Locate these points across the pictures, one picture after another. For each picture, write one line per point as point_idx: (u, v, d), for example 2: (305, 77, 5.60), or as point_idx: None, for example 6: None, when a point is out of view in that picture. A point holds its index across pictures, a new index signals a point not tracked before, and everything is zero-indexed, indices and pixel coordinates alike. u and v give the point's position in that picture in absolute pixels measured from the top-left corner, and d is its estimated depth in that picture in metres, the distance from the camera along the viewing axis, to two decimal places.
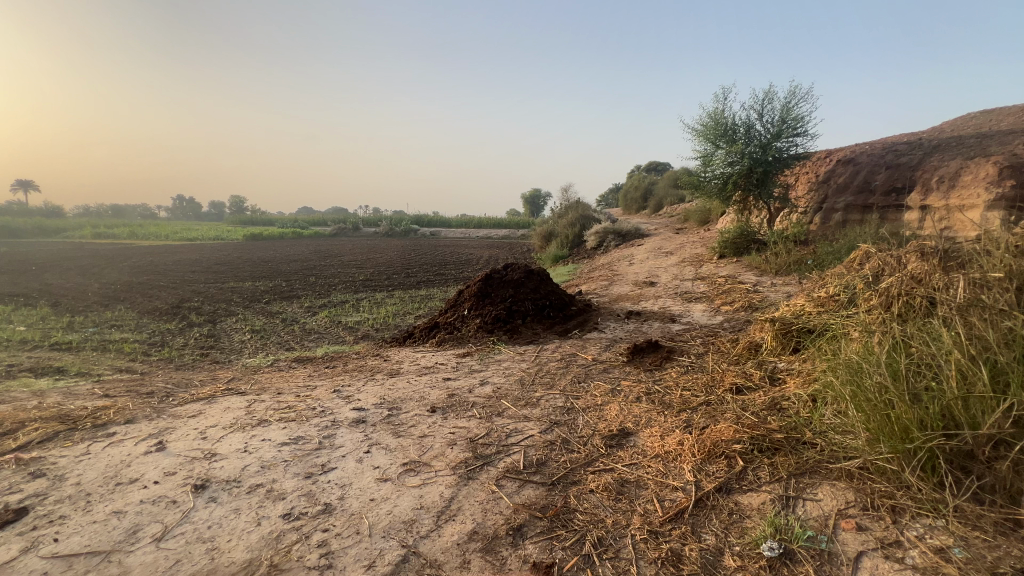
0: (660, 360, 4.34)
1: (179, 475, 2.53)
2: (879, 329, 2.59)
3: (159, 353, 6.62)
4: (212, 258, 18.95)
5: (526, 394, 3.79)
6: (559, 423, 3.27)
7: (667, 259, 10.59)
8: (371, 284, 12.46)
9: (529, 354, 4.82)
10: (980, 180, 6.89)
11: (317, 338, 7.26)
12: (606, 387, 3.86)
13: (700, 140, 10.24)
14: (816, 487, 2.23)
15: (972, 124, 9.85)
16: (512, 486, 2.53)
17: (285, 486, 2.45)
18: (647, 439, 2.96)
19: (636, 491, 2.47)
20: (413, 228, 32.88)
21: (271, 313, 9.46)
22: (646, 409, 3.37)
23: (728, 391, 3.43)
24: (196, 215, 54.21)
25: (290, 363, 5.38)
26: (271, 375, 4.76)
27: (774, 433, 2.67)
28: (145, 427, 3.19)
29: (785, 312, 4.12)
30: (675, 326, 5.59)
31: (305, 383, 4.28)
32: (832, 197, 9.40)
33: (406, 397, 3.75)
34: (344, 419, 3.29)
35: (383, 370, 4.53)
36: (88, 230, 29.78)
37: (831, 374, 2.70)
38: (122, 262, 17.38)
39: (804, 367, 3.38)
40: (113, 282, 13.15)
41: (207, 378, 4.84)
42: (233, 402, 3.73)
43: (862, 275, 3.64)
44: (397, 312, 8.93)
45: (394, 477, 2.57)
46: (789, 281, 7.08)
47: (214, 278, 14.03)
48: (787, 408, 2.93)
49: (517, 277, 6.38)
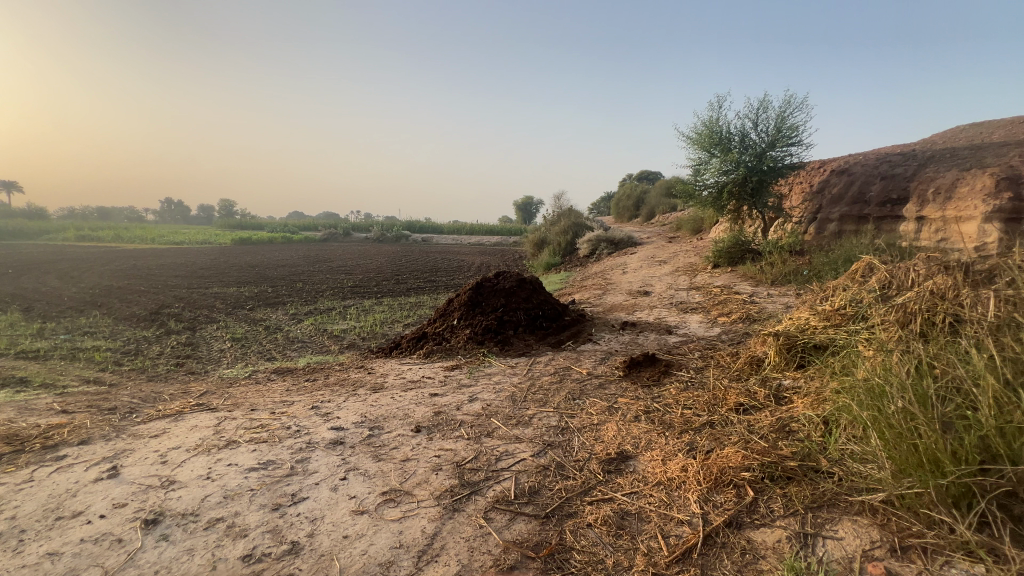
0: (658, 375, 4.14)
1: (129, 508, 2.26)
2: (899, 348, 2.41)
3: (132, 363, 6.30)
4: (196, 262, 18.51)
5: (518, 412, 3.57)
6: (553, 445, 3.05)
7: (660, 268, 10.46)
8: (360, 291, 12.15)
9: (521, 367, 4.60)
10: (977, 192, 6.79)
11: (300, 348, 6.96)
12: (602, 404, 3.65)
13: (694, 149, 10.15)
14: (836, 523, 2.04)
15: (964, 136, 9.85)
16: (502, 519, 2.29)
17: (248, 521, 2.19)
18: (648, 465, 2.75)
19: (637, 525, 2.25)
20: (404, 233, 32.60)
21: (253, 320, 9.13)
22: (646, 430, 3.16)
23: (732, 411, 3.23)
24: (184, 219, 53.23)
25: (269, 375, 5.10)
26: (247, 389, 4.48)
27: (786, 460, 2.46)
28: (100, 449, 2.91)
29: (788, 326, 3.94)
30: (672, 339, 5.39)
31: (282, 398, 4.01)
32: (827, 208, 9.34)
33: (389, 415, 3.50)
34: (320, 441, 3.04)
35: (366, 385, 4.28)
36: (70, 233, 28.97)
37: (847, 396, 2.51)
38: (103, 266, 16.88)
39: (811, 386, 3.19)
40: (90, 287, 12.70)
41: (178, 391, 4.54)
42: (201, 420, 3.46)
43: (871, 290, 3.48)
44: (385, 321, 8.64)
45: (371, 510, 2.32)
46: (786, 293, 6.93)
47: (197, 283, 13.61)
48: (797, 431, 2.73)
49: (509, 285, 6.16)
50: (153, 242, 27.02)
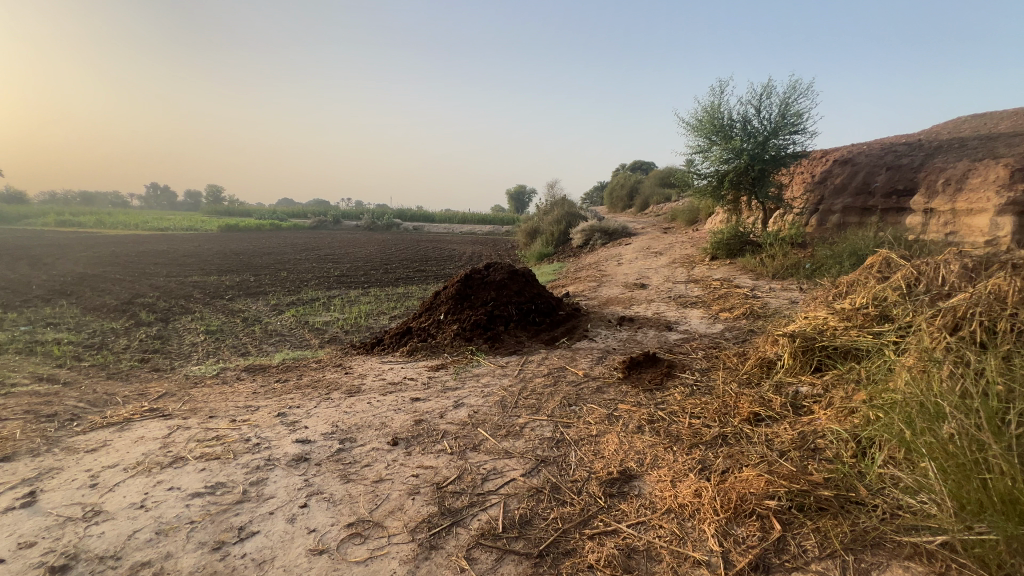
0: (661, 377, 3.80)
1: (35, 550, 1.87)
2: (957, 364, 2.09)
3: (93, 358, 5.83)
4: (177, 250, 17.82)
5: (508, 420, 3.21)
6: (546, 461, 2.70)
7: (656, 260, 10.13)
8: (346, 281, 11.66)
9: (512, 368, 4.25)
10: (989, 183, 6.50)
11: (278, 342, 6.53)
12: (601, 411, 3.30)
13: (694, 135, 9.74)
14: (884, 570, 1.71)
15: (969, 127, 9.56)
16: (487, 560, 1.95)
17: (180, 567, 1.83)
18: (655, 487, 2.41)
19: (647, 566, 1.92)
20: (395, 221, 31.95)
21: (231, 311, 8.65)
22: (650, 443, 2.82)
23: (745, 423, 2.89)
24: (170, 204, 51.84)
25: (238, 374, 4.68)
26: (212, 390, 4.08)
27: (818, 487, 2.12)
28: (21, 469, 2.51)
29: (803, 325, 3.60)
30: (673, 336, 5.06)
31: (246, 403, 3.61)
32: (829, 198, 9.05)
33: (364, 424, 3.13)
34: (281, 457, 2.65)
35: (342, 387, 3.90)
36: (50, 218, 28.03)
37: (888, 414, 2.18)
38: (78, 252, 16.14)
39: (836, 397, 2.86)
40: (62, 275, 12.08)
41: (136, 393, 4.13)
42: (151, 430, 3.06)
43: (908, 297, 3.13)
44: (370, 313, 8.22)
45: (331, 549, 1.97)
46: (789, 288, 6.64)
47: (176, 272, 13.02)
48: (825, 451, 2.41)
49: (499, 278, 5.77)
50: (136, 228, 26.19)
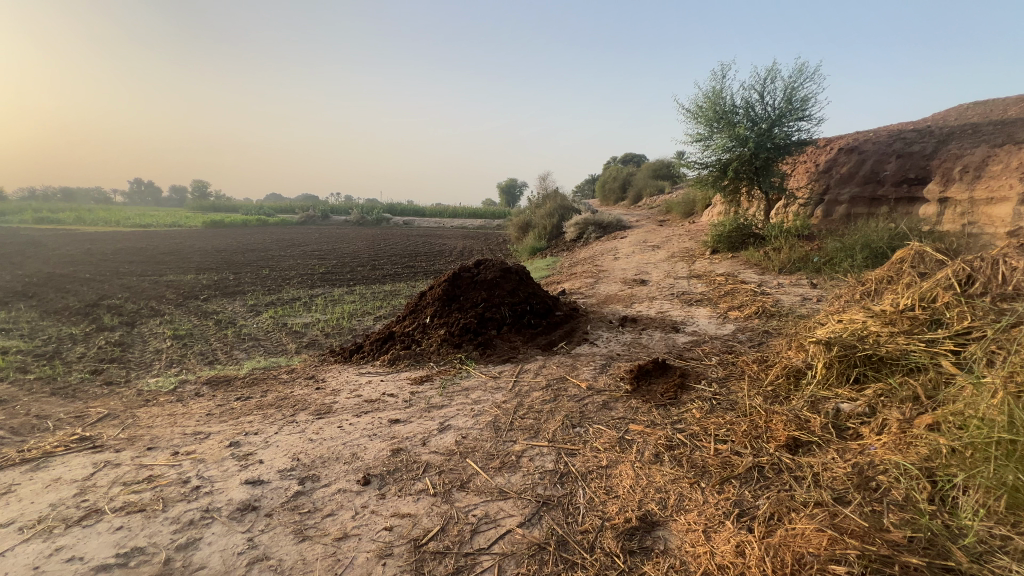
0: (675, 390, 3.33)
1: None
2: None
3: (39, 370, 5.23)
4: (157, 247, 17.03)
5: (502, 447, 2.73)
6: (549, 503, 2.22)
7: (655, 254, 9.67)
8: (330, 279, 11.07)
9: (505, 379, 3.77)
10: (1012, 170, 6.10)
11: (250, 348, 5.97)
12: (610, 435, 2.83)
13: (695, 123, 9.26)
14: None
15: (974, 113, 9.19)
16: None
17: None
18: (685, 542, 1.94)
19: None
20: (384, 216, 31.13)
21: (203, 313, 8.03)
22: (673, 478, 2.35)
23: (783, 451, 2.44)
24: (154, 200, 50.55)
25: (197, 389, 4.13)
26: (162, 411, 3.54)
27: (900, 549, 1.66)
28: None
29: (837, 329, 3.14)
30: (681, 339, 4.59)
31: (195, 429, 3.08)
32: (835, 188, 8.65)
33: (331, 456, 2.62)
34: (222, 506, 2.15)
35: (312, 407, 3.39)
36: (26, 214, 26.91)
37: (998, 461, 1.75)
38: (47, 251, 15.28)
39: (890, 419, 2.41)
40: (26, 275, 11.29)
41: (73, 415, 3.56)
42: (72, 469, 2.53)
43: (968, 303, 2.72)
44: (354, 314, 7.67)
45: None
46: (799, 284, 6.22)
47: (151, 270, 12.30)
48: (893, 492, 1.95)
49: (491, 276, 5.27)
50: (116, 225, 25.27)
